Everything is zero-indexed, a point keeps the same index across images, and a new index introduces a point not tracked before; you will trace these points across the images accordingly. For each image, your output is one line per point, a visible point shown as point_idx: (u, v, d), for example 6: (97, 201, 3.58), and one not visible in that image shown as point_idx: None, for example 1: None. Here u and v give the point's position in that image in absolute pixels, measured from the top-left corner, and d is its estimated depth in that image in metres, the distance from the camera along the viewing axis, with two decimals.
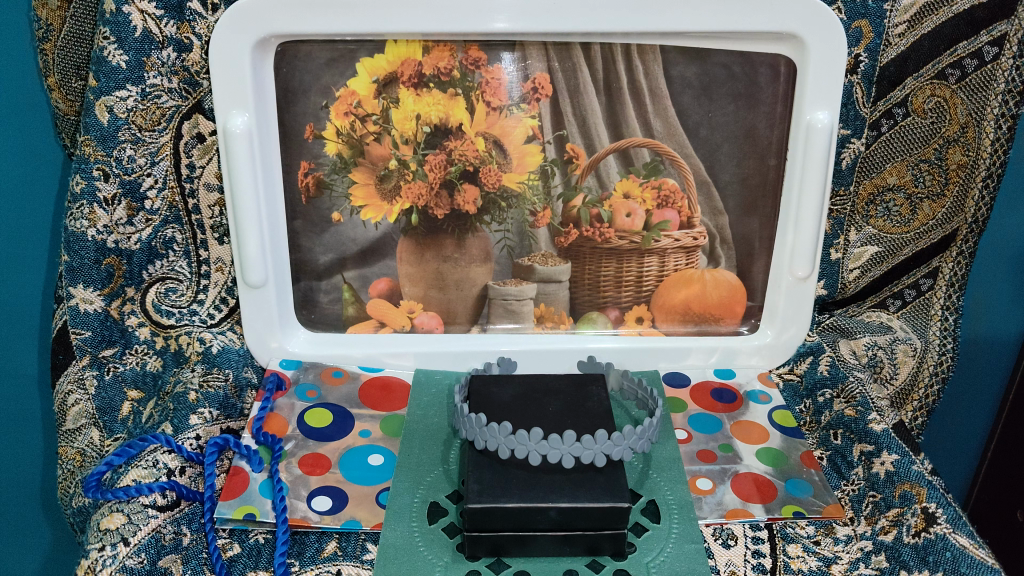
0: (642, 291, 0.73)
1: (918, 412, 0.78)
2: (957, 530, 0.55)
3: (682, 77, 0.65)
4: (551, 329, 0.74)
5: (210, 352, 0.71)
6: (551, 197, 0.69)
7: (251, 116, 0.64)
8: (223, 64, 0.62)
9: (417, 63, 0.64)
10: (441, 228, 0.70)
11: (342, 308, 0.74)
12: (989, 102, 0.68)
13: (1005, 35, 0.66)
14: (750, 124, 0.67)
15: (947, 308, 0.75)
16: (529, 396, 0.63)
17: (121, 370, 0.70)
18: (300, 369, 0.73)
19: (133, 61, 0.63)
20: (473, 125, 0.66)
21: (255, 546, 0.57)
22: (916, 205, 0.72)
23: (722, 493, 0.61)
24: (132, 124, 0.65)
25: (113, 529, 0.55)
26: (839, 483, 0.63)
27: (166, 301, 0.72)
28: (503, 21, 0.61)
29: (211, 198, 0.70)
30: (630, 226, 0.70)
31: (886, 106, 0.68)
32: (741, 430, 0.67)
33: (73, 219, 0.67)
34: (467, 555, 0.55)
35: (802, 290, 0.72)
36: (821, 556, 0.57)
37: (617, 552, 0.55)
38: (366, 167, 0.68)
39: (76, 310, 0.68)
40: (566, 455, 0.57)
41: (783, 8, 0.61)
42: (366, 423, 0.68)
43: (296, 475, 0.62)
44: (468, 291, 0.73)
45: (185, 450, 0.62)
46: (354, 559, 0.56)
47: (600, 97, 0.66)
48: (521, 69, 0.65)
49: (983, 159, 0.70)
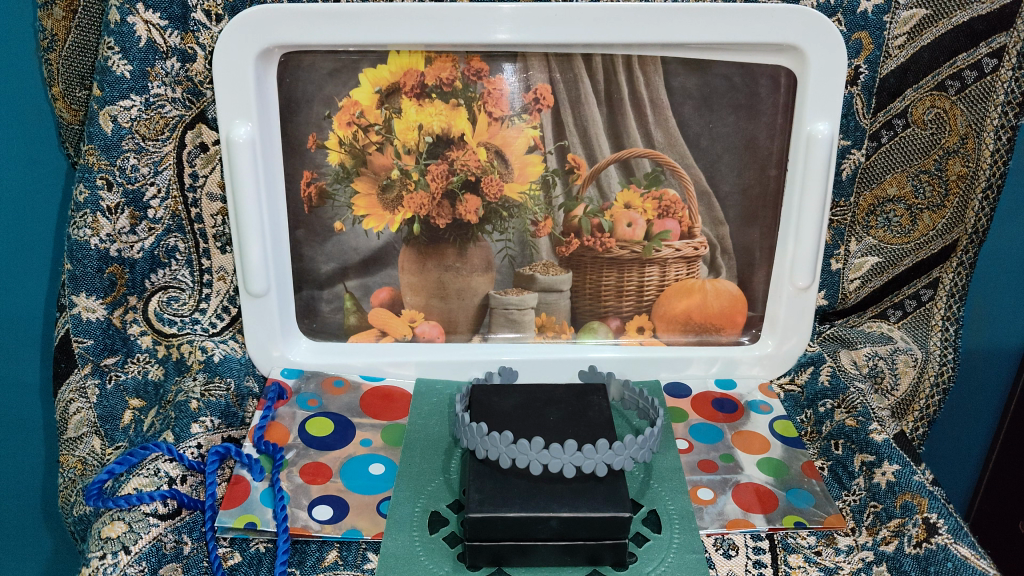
0: (642, 301, 0.73)
1: (918, 423, 0.77)
2: (958, 540, 0.55)
3: (683, 88, 0.65)
4: (552, 338, 0.74)
5: (211, 360, 0.70)
6: (552, 208, 0.69)
7: (254, 126, 0.64)
8: (225, 74, 0.63)
9: (419, 73, 0.65)
10: (442, 237, 0.70)
11: (343, 317, 0.74)
12: (989, 113, 0.68)
13: (1004, 47, 0.66)
14: (750, 135, 0.67)
15: (947, 319, 0.75)
16: (529, 406, 0.63)
17: (123, 379, 0.71)
18: (301, 378, 0.73)
19: (137, 71, 0.64)
20: (475, 135, 0.67)
21: (256, 555, 0.57)
22: (916, 216, 0.72)
23: (723, 503, 0.61)
24: (135, 133, 0.66)
25: (113, 537, 0.54)
26: (840, 493, 0.63)
27: (168, 310, 0.72)
28: (504, 32, 0.61)
29: (214, 207, 0.70)
30: (631, 235, 0.70)
31: (885, 117, 0.69)
32: (742, 440, 0.68)
33: (76, 228, 0.67)
34: (468, 565, 0.55)
35: (803, 301, 0.72)
36: (822, 566, 0.57)
37: (617, 561, 0.55)
38: (368, 177, 0.68)
39: (79, 318, 0.68)
40: (566, 465, 0.57)
41: (783, 19, 0.62)
42: (367, 432, 0.68)
43: (297, 484, 0.62)
44: (469, 300, 0.73)
45: (186, 459, 0.61)
46: (354, 568, 0.56)
47: (601, 108, 0.66)
48: (521, 80, 0.65)
49: (983, 170, 0.70)
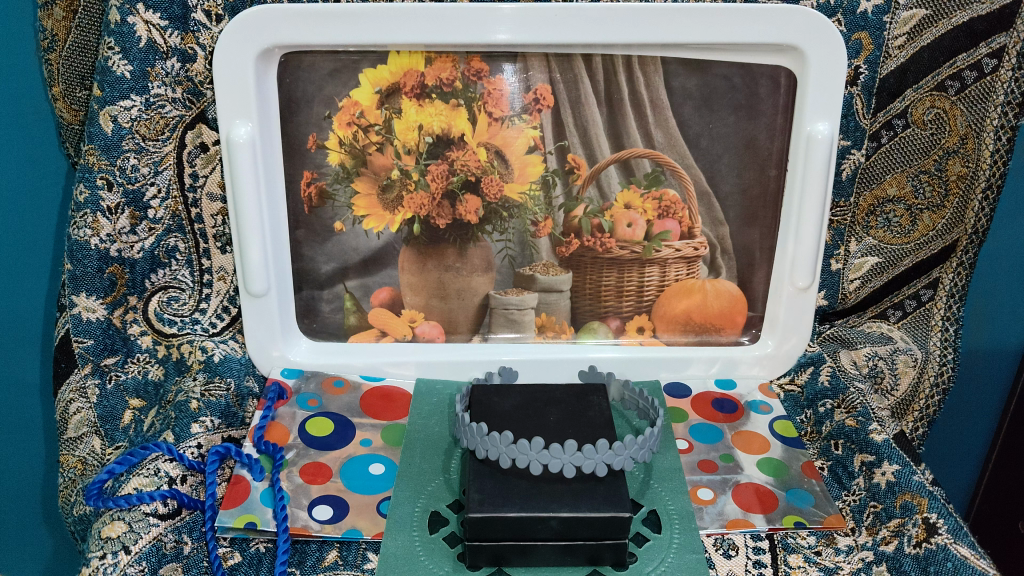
0: (642, 301, 0.73)
1: (918, 423, 0.77)
2: (958, 540, 0.55)
3: (683, 89, 0.65)
4: (552, 338, 0.74)
5: (211, 360, 0.70)
6: (552, 208, 0.69)
7: (255, 126, 0.64)
8: (226, 74, 0.63)
9: (419, 73, 0.65)
10: (442, 237, 0.70)
11: (343, 317, 0.74)
12: (989, 113, 0.68)
13: (1004, 47, 0.67)
14: (750, 135, 0.67)
15: (947, 319, 0.75)
16: (529, 406, 0.63)
17: (123, 379, 0.71)
18: (301, 378, 0.73)
19: (137, 72, 0.64)
20: (475, 135, 0.67)
21: (256, 555, 0.57)
22: (916, 216, 0.72)
23: (723, 503, 0.61)
24: (136, 133, 0.66)
25: (113, 537, 0.54)
26: (840, 493, 0.63)
27: (168, 310, 0.72)
28: (505, 33, 0.61)
29: (214, 207, 0.70)
30: (631, 236, 0.70)
31: (885, 118, 0.69)
32: (742, 440, 0.68)
33: (76, 228, 0.67)
34: (468, 565, 0.55)
35: (803, 301, 0.72)
36: (822, 566, 0.57)
37: (617, 561, 0.55)
38: (369, 177, 0.68)
39: (79, 318, 0.69)
40: (566, 465, 0.57)
41: (784, 20, 0.62)
42: (367, 432, 0.68)
43: (297, 484, 0.62)
44: (469, 300, 0.73)
45: (186, 459, 0.61)
46: (354, 568, 0.56)
47: (601, 108, 0.66)
48: (522, 80, 0.65)
49: (983, 170, 0.70)
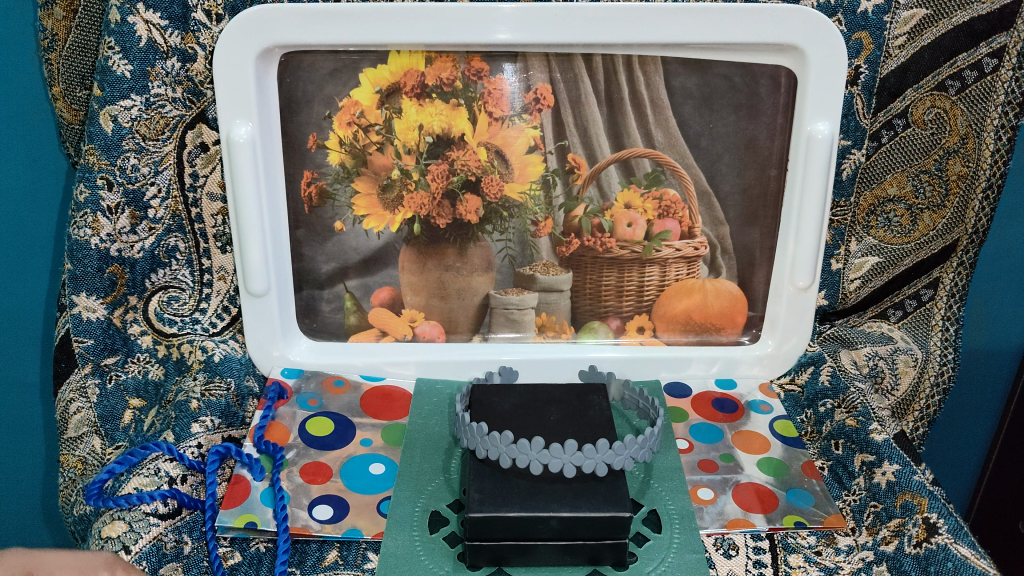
0: (643, 301, 0.73)
1: (919, 423, 0.77)
2: (958, 540, 0.55)
3: (683, 88, 0.65)
4: (552, 338, 0.74)
5: (211, 360, 0.70)
6: (552, 207, 0.69)
7: (255, 126, 0.64)
8: (226, 74, 0.63)
9: (420, 73, 0.65)
10: (442, 237, 0.70)
11: (343, 317, 0.74)
12: (989, 113, 0.68)
13: (1004, 47, 0.66)
14: (750, 135, 0.67)
15: (947, 319, 0.75)
16: (530, 406, 0.63)
17: (123, 379, 0.71)
18: (301, 378, 0.73)
19: (137, 71, 0.64)
20: (476, 135, 0.67)
21: (256, 555, 0.57)
22: (916, 216, 0.72)
23: (723, 503, 0.61)
24: (135, 133, 0.66)
25: (113, 537, 0.55)
26: (840, 493, 0.63)
27: (168, 310, 0.72)
28: (505, 32, 0.61)
29: (214, 207, 0.70)
30: (631, 235, 0.70)
31: (886, 117, 0.69)
32: (742, 440, 0.68)
33: (76, 228, 0.67)
34: (468, 565, 0.55)
35: (803, 301, 0.72)
36: (822, 566, 0.57)
37: (617, 561, 0.55)
38: (369, 176, 0.68)
39: (79, 318, 0.69)
40: (566, 464, 0.57)
41: (784, 20, 0.62)
42: (367, 432, 0.68)
43: (297, 484, 0.62)
44: (469, 300, 0.73)
45: (186, 459, 0.61)
46: (354, 568, 0.56)
47: (601, 108, 0.66)
48: (522, 80, 0.65)
49: (984, 170, 0.70)
